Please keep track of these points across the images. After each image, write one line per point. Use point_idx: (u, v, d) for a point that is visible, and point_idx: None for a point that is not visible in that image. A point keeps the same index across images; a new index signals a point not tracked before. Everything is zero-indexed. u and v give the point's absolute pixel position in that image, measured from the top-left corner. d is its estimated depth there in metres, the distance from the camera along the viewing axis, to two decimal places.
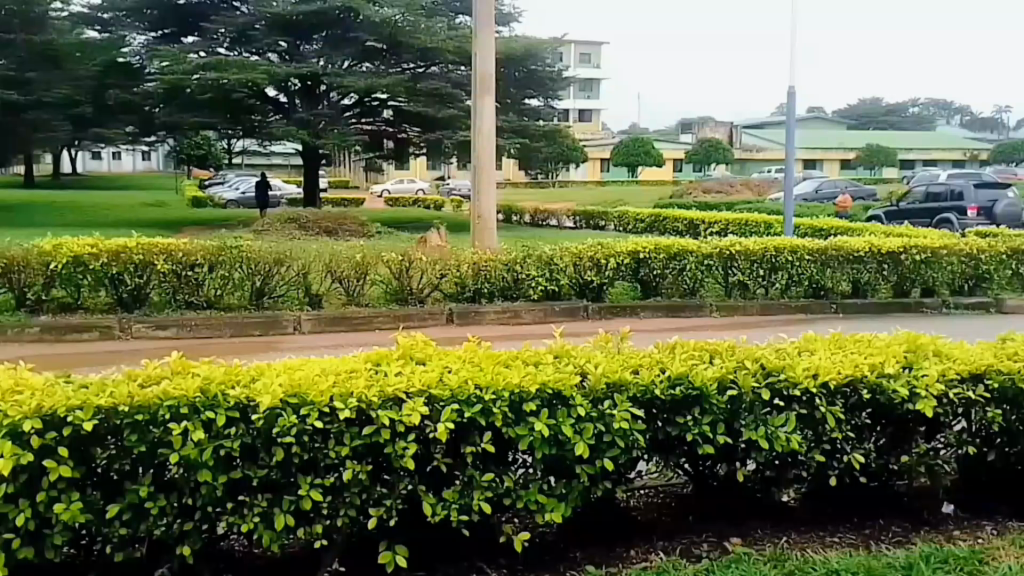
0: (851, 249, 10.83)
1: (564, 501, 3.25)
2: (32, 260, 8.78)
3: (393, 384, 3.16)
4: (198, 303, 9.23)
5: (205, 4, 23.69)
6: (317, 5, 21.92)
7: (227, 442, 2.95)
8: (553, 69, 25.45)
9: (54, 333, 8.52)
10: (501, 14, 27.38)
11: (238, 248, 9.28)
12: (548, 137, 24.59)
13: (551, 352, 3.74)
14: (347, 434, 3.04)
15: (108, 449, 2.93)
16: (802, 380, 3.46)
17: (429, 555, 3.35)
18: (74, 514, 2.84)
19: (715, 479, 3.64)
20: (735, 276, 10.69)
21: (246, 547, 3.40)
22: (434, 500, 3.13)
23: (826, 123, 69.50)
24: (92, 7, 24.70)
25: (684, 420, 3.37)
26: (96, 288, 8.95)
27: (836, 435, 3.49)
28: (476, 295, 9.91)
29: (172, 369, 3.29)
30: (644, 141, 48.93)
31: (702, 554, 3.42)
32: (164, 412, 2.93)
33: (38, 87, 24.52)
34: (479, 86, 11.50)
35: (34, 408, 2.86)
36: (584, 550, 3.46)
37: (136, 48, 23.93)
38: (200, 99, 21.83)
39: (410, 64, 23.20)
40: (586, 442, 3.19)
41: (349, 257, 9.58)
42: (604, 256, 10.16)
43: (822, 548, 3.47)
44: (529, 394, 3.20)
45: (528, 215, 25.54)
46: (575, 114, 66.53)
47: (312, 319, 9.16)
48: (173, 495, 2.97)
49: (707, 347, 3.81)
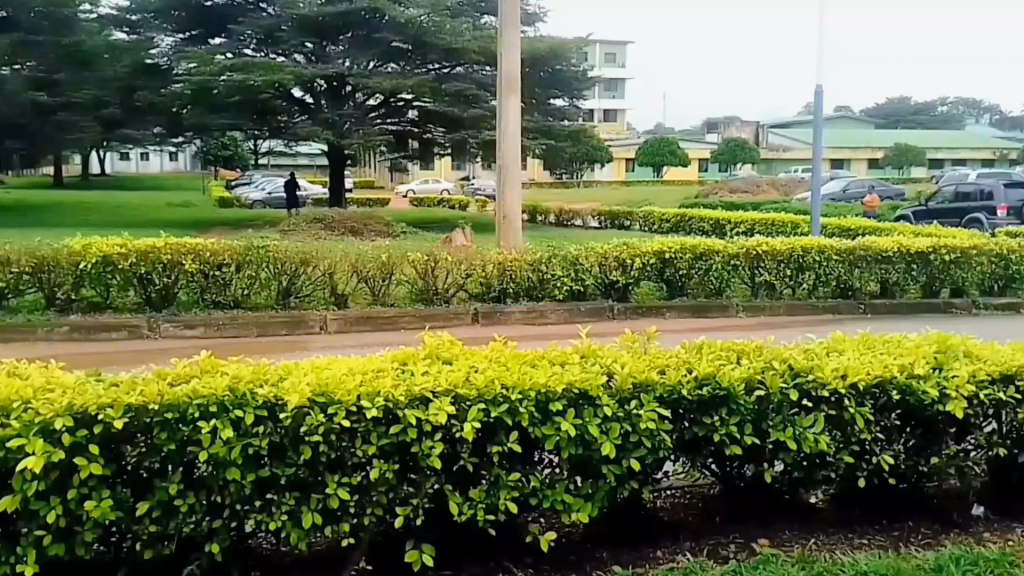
0: (879, 249, 10.73)
1: (589, 501, 3.24)
2: (63, 260, 8.89)
3: (420, 383, 3.17)
4: (225, 302, 9.30)
5: (232, 6, 23.80)
6: (343, 6, 22.17)
7: (255, 440, 2.97)
8: (578, 70, 25.46)
9: (83, 332, 8.62)
10: (527, 14, 27.40)
11: (265, 248, 9.34)
12: (573, 137, 24.54)
13: (577, 351, 3.73)
14: (374, 433, 3.05)
15: (138, 447, 2.96)
16: (830, 380, 3.44)
17: (456, 554, 3.36)
18: (105, 511, 2.87)
19: (743, 480, 3.62)
20: (761, 276, 10.61)
21: (274, 546, 3.43)
22: (460, 499, 3.14)
23: (853, 123, 68.86)
24: (121, 10, 25.04)
25: (712, 420, 3.35)
26: (125, 288, 9.05)
27: (865, 436, 3.46)
28: (501, 294, 9.92)
29: (202, 368, 3.31)
30: (670, 141, 48.73)
31: (729, 555, 3.40)
32: (193, 411, 2.95)
33: (67, 89, 24.93)
34: (504, 86, 11.48)
35: (66, 406, 2.89)
36: (610, 551, 3.45)
37: (164, 48, 24.19)
38: (228, 100, 22.03)
39: (435, 64, 23.22)
40: (613, 442, 3.18)
41: (374, 257, 9.61)
42: (629, 256, 10.14)
43: (851, 549, 3.45)
44: (556, 393, 3.20)
45: (553, 215, 25.51)
46: (600, 114, 66.38)
47: (338, 319, 9.21)
48: (202, 493, 2.99)
49: (734, 348, 3.79)
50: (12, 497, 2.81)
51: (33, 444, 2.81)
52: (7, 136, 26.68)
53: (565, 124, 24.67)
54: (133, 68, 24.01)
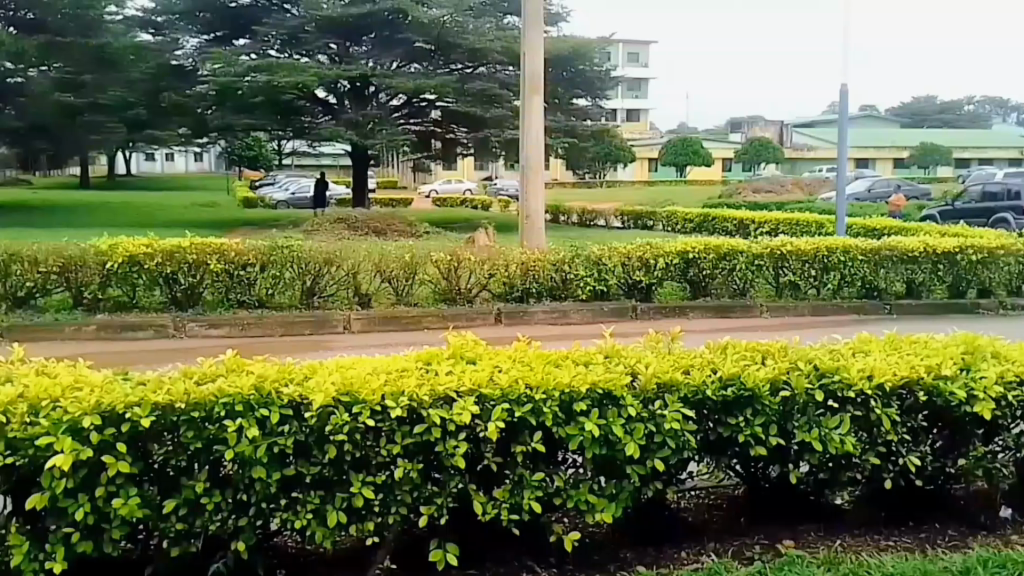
0: (905, 249, 10.64)
1: (614, 502, 3.23)
2: (90, 259, 9.00)
3: (444, 383, 3.18)
4: (249, 301, 9.37)
5: (257, 7, 23.99)
6: (366, 7, 22.17)
7: (281, 439, 2.99)
8: (601, 69, 25.44)
9: (109, 331, 8.70)
10: (550, 14, 27.37)
11: (289, 248, 9.40)
12: (596, 137, 24.52)
13: (601, 352, 3.73)
14: (398, 433, 3.06)
15: (164, 446, 2.99)
16: (856, 381, 3.41)
17: (480, 552, 3.36)
18: (132, 509, 2.89)
19: (767, 481, 3.61)
20: (786, 276, 10.54)
21: (299, 544, 3.45)
22: (484, 499, 3.15)
23: (879, 122, 68.27)
24: (147, 11, 25.59)
25: (736, 420, 3.34)
26: (151, 288, 9.14)
27: (892, 437, 3.43)
28: (524, 294, 9.93)
29: (228, 367, 3.34)
30: (692, 141, 48.50)
31: (753, 556, 3.38)
32: (219, 409, 2.98)
33: (92, 90, 25.29)
34: (528, 87, 11.48)
35: (94, 404, 2.92)
36: (634, 551, 3.44)
37: (188, 49, 24.49)
38: (252, 101, 22.14)
39: (459, 64, 23.22)
40: (637, 442, 3.18)
41: (398, 257, 9.65)
42: (653, 256, 10.12)
43: (877, 552, 3.42)
44: (579, 394, 3.21)
45: (576, 215, 25.48)
46: (623, 113, 66.25)
47: (361, 319, 9.23)
48: (228, 491, 3.02)
49: (758, 348, 3.78)
50: (41, 494, 2.85)
51: (61, 441, 2.84)
52: (36, 136, 26.82)
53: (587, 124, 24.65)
54: (160, 69, 24.33)
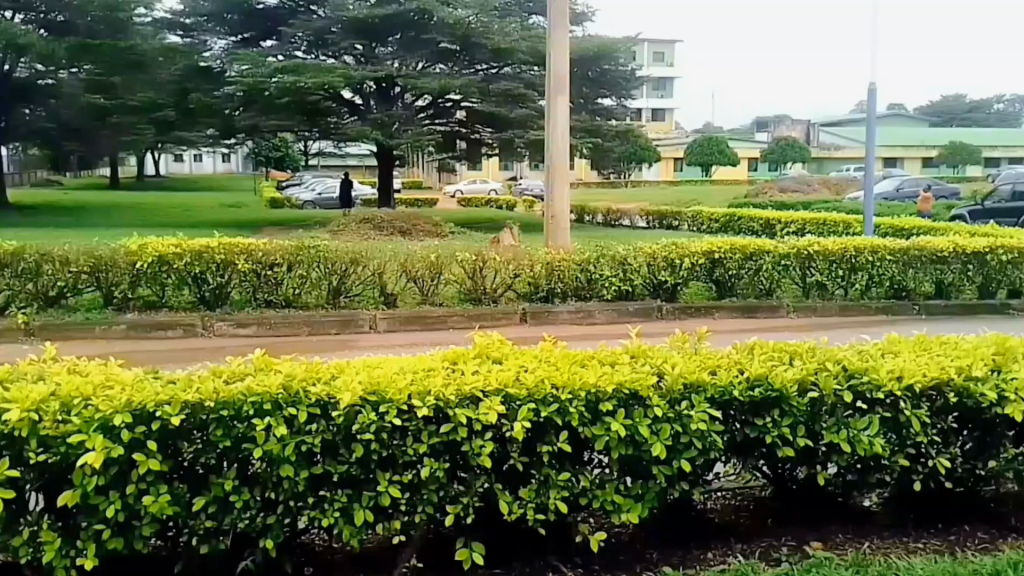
0: (934, 249, 10.52)
1: (640, 502, 3.23)
2: (120, 260, 9.10)
3: (471, 382, 3.20)
4: (276, 301, 9.45)
5: (283, 9, 24.13)
6: (392, 7, 22.21)
7: (309, 438, 3.01)
8: (626, 69, 25.40)
9: (140, 330, 8.79)
10: (574, 14, 27.38)
11: (316, 248, 9.46)
12: (620, 137, 24.48)
13: (627, 351, 3.73)
14: (424, 432, 3.08)
15: (194, 444, 3.02)
16: (886, 382, 3.38)
17: (505, 552, 3.38)
18: (162, 506, 2.92)
19: (794, 482, 3.59)
20: (813, 276, 10.47)
21: (326, 542, 3.47)
22: (510, 499, 3.15)
23: (907, 121, 67.63)
24: (176, 13, 25.68)
25: (763, 421, 3.32)
26: (180, 288, 9.25)
27: (921, 439, 3.39)
28: (549, 294, 9.93)
29: (257, 366, 3.37)
30: (718, 140, 48.30)
31: (781, 558, 3.36)
32: (248, 408, 3.01)
33: (122, 92, 25.69)
34: (553, 87, 11.47)
35: (125, 402, 2.95)
36: (660, 552, 3.44)
37: (217, 52, 24.72)
38: (278, 102, 22.29)
39: (484, 64, 23.31)
40: (663, 443, 3.17)
41: (423, 257, 9.69)
42: (678, 256, 10.08)
43: (905, 554, 3.39)
44: (605, 393, 3.20)
45: (600, 215, 25.42)
46: (648, 113, 66.10)
47: (387, 318, 9.27)
48: (257, 488, 3.04)
49: (786, 348, 3.76)
50: (72, 492, 2.88)
51: (93, 439, 2.86)
52: (68, 139, 27.68)
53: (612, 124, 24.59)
54: (188, 71, 24.60)
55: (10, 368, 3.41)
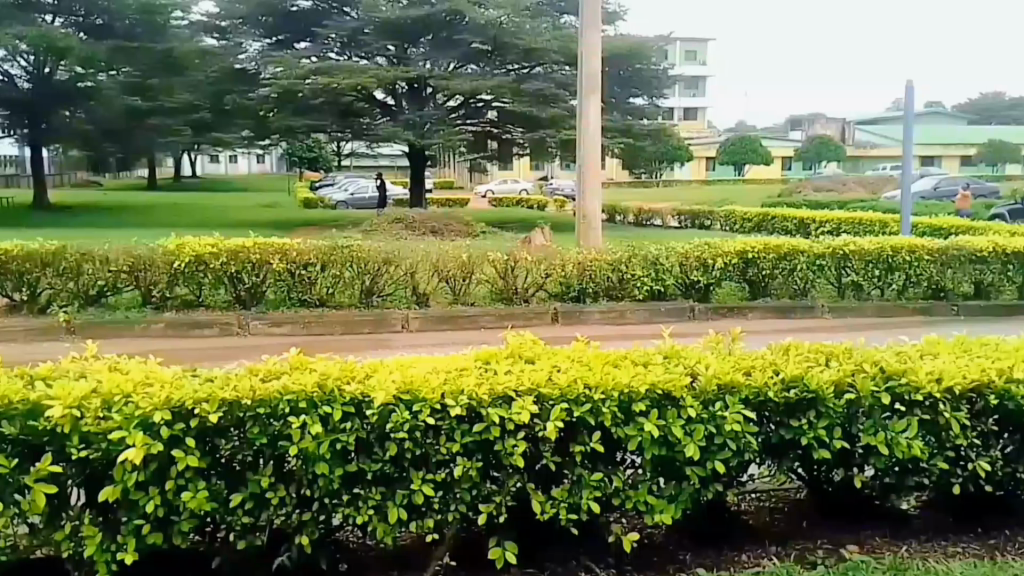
0: (974, 249, 10.37)
1: (673, 503, 3.22)
2: (158, 260, 9.21)
3: (503, 383, 3.20)
4: (310, 301, 9.52)
5: (318, 9, 23.99)
6: (424, 9, 22.28)
7: (343, 436, 3.03)
8: (659, 69, 25.29)
9: (177, 328, 8.90)
10: (607, 13, 27.33)
11: (349, 248, 9.52)
12: (652, 136, 24.36)
13: (661, 352, 3.72)
14: (458, 431, 3.09)
15: (231, 441, 3.05)
16: (925, 385, 3.34)
17: (538, 549, 3.38)
18: (201, 503, 2.95)
19: (831, 485, 3.55)
20: (849, 276, 10.37)
21: (360, 539, 3.50)
22: (543, 498, 3.16)
23: (945, 119, 66.57)
24: (212, 17, 25.50)
25: (800, 423, 3.29)
26: (216, 287, 9.35)
27: (961, 442, 3.35)
28: (580, 294, 9.91)
29: (292, 365, 3.39)
30: (752, 139, 47.97)
31: (817, 560, 3.33)
32: (284, 407, 3.03)
33: (159, 93, 26.62)
34: (585, 86, 11.41)
35: (164, 400, 2.99)
36: (695, 552, 3.42)
37: (252, 53, 24.62)
38: (312, 103, 22.46)
39: (515, 64, 23.25)
40: (697, 443, 3.15)
41: (455, 257, 9.70)
42: (711, 256, 10.02)
43: (944, 557, 3.35)
44: (638, 394, 3.19)
45: (632, 215, 25.29)
46: (680, 112, 65.74)
47: (419, 318, 9.30)
48: (292, 486, 3.06)
49: (823, 349, 3.72)
50: (113, 487, 2.93)
51: (134, 436, 2.91)
52: (105, 140, 27.95)
53: (644, 123, 24.48)
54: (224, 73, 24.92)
55: (53, 365, 3.47)
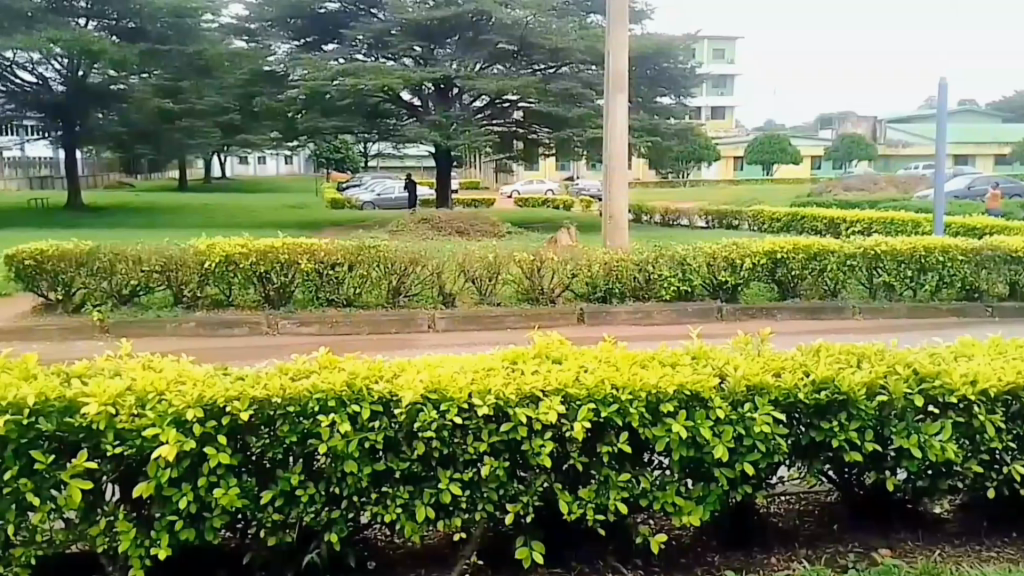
0: (1009, 249, 10.22)
1: (700, 505, 3.21)
2: (190, 259, 9.30)
3: (531, 382, 3.20)
4: (338, 301, 9.56)
5: (345, 11, 24.08)
6: (451, 9, 22.25)
7: (372, 434, 3.04)
8: (686, 68, 25.24)
9: (207, 327, 8.98)
10: (634, 11, 27.22)
11: (376, 249, 9.56)
12: (679, 135, 24.20)
13: (689, 352, 3.70)
14: (485, 431, 3.09)
15: (262, 439, 3.06)
16: (959, 387, 3.30)
17: (564, 548, 3.37)
18: (232, 499, 2.98)
19: (862, 488, 3.51)
20: (881, 277, 10.26)
21: (388, 538, 3.51)
22: (571, 498, 3.15)
23: (978, 116, 65.67)
24: (241, 19, 26.06)
25: (830, 424, 3.26)
26: (246, 286, 9.42)
27: (996, 445, 3.30)
28: (607, 294, 9.89)
29: (320, 364, 3.41)
30: (780, 140, 47.74)
31: (847, 564, 3.29)
32: (313, 405, 3.05)
33: (190, 96, 26.99)
34: (613, 84, 11.34)
35: (196, 398, 3.02)
36: (724, 555, 3.40)
37: (281, 56, 24.80)
38: (339, 104, 22.57)
39: (541, 64, 23.28)
40: (726, 445, 3.13)
41: (481, 257, 9.72)
42: (739, 257, 9.95)
43: (978, 562, 3.30)
44: (666, 394, 3.17)
45: (658, 215, 25.15)
46: (707, 112, 65.31)
47: (446, 318, 9.32)
48: (321, 484, 3.08)
49: (854, 351, 3.68)
50: (147, 483, 2.95)
51: (166, 433, 2.94)
52: (137, 142, 28.22)
53: (671, 123, 24.33)
54: (253, 75, 25.07)
55: (88, 364, 3.50)
